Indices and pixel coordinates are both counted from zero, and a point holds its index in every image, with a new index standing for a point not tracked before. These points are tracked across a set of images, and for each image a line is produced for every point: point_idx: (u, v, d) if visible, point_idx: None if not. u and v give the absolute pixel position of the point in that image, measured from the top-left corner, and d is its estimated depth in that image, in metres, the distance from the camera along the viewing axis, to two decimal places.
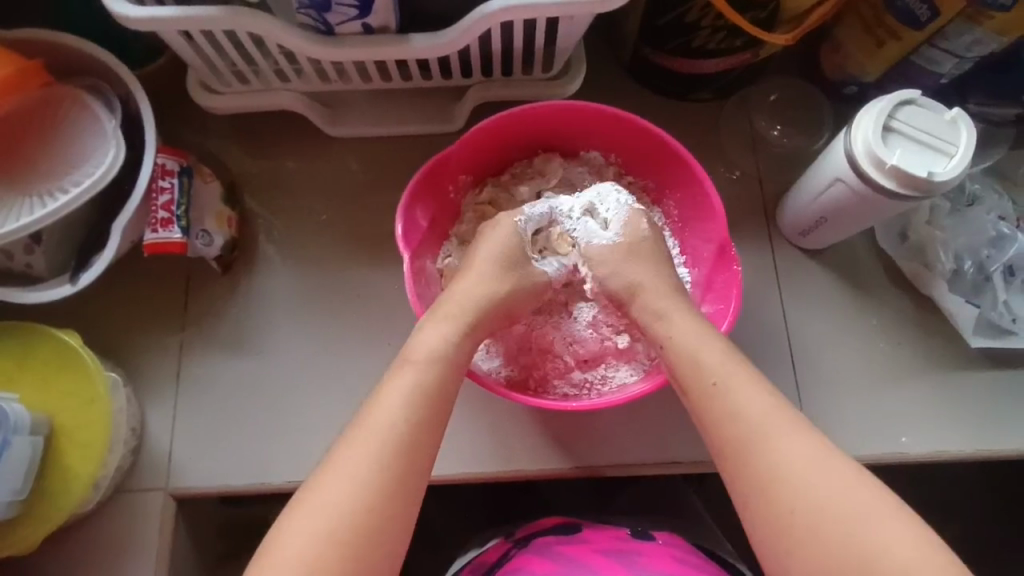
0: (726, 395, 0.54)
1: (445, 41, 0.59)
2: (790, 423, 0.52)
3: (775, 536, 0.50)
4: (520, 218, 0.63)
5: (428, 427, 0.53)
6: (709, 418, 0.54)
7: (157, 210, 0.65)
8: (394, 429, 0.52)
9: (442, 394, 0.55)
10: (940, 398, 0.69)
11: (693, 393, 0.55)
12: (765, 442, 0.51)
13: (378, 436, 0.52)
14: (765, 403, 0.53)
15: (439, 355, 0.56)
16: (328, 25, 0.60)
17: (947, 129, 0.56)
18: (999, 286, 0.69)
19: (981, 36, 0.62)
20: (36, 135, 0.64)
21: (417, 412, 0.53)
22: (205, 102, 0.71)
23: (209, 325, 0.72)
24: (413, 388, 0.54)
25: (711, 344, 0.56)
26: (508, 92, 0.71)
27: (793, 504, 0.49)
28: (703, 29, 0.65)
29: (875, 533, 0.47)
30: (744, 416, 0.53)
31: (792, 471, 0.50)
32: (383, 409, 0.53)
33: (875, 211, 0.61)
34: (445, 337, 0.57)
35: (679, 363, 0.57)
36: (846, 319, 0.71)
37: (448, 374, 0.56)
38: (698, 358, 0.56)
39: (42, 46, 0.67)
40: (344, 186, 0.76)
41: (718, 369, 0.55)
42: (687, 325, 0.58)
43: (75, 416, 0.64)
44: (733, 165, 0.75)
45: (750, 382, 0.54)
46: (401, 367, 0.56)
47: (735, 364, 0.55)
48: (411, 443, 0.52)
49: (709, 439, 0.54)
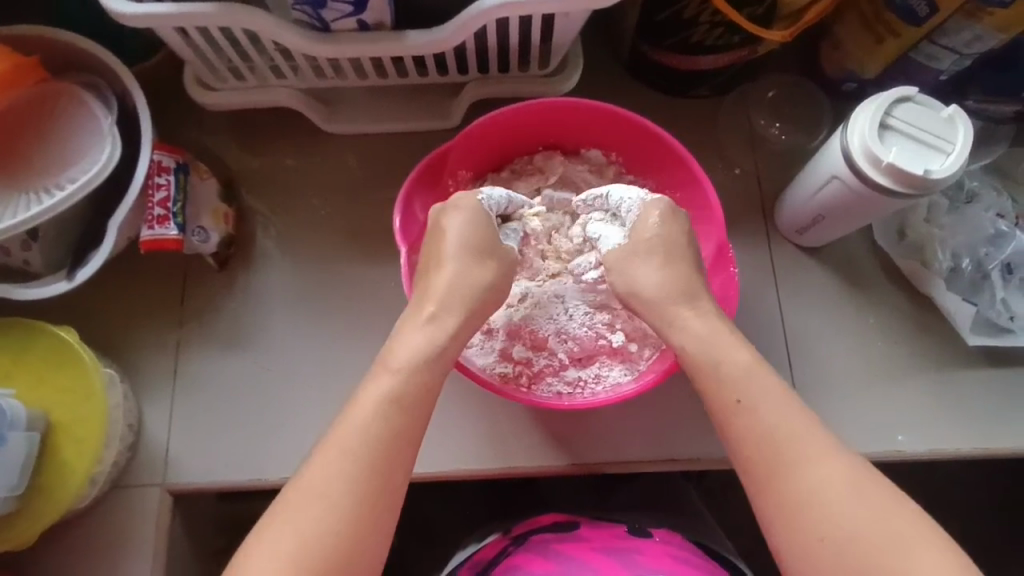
0: (751, 415, 0.53)
1: (441, 37, 0.59)
2: (818, 446, 0.51)
3: (801, 553, 0.50)
4: (481, 197, 0.63)
5: (407, 434, 0.53)
6: (731, 431, 0.54)
7: (153, 207, 0.66)
8: (367, 439, 0.52)
9: (419, 399, 0.55)
10: (937, 397, 0.69)
11: (715, 409, 0.55)
12: (794, 465, 0.51)
13: (353, 443, 0.52)
14: (790, 417, 0.52)
15: (418, 359, 0.56)
16: (323, 22, 0.60)
17: (944, 127, 0.55)
18: (997, 284, 0.68)
19: (981, 33, 0.62)
20: (33, 131, 0.64)
21: (389, 422, 0.53)
22: (201, 98, 0.71)
23: (207, 321, 0.73)
24: (387, 399, 0.54)
25: (734, 357, 0.55)
26: (505, 89, 0.71)
27: (822, 530, 0.49)
28: (700, 25, 0.65)
29: (906, 560, 0.47)
30: (768, 430, 0.52)
31: (822, 497, 0.50)
32: (359, 416, 0.53)
33: (870, 209, 0.61)
34: (426, 343, 0.57)
35: (700, 373, 0.56)
36: (843, 316, 0.71)
37: (427, 380, 0.56)
38: (718, 372, 0.55)
39: (38, 41, 0.67)
40: (342, 183, 0.76)
41: (744, 387, 0.54)
42: (701, 331, 0.57)
43: (71, 412, 0.64)
44: (732, 163, 0.75)
45: (773, 392, 0.54)
46: (379, 376, 0.56)
47: (761, 380, 0.54)
48: (384, 446, 0.52)
49: (732, 452, 0.54)
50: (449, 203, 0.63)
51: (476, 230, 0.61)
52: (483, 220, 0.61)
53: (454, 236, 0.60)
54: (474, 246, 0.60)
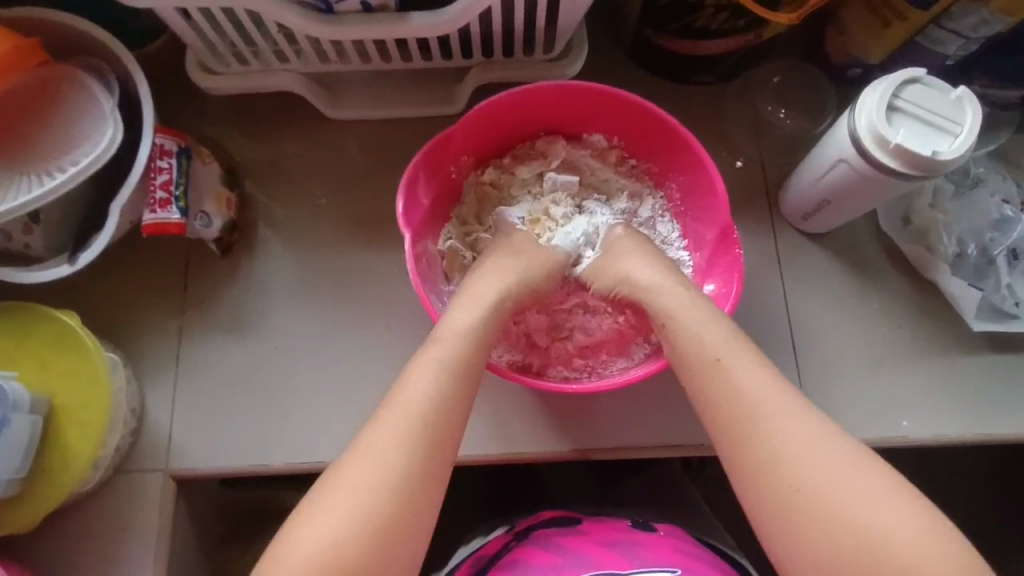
0: (727, 371, 0.53)
1: (446, 19, 0.58)
2: (790, 403, 0.51)
3: (777, 511, 0.49)
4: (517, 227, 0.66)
5: (456, 414, 0.53)
6: (707, 397, 0.54)
7: (155, 190, 0.65)
8: (421, 414, 0.52)
9: (468, 376, 0.55)
10: (941, 383, 0.69)
11: (691, 370, 0.55)
12: (767, 421, 0.51)
13: (408, 415, 0.52)
14: (770, 384, 0.52)
15: (464, 337, 0.56)
16: (328, 3, 0.60)
17: (952, 108, 0.55)
18: (1003, 269, 0.68)
19: (987, 17, 0.62)
20: (34, 114, 0.64)
21: (442, 395, 0.53)
22: (204, 83, 0.71)
23: (209, 306, 0.72)
24: (441, 372, 0.54)
25: (716, 323, 0.56)
26: (509, 74, 0.71)
27: (797, 484, 0.49)
28: (706, 9, 0.64)
29: (878, 512, 0.47)
30: (746, 396, 0.52)
31: (795, 452, 0.49)
32: (414, 392, 0.53)
33: (877, 192, 0.61)
34: (470, 323, 0.57)
35: (682, 342, 0.56)
36: (847, 302, 0.71)
37: (474, 361, 0.55)
38: (702, 334, 0.55)
39: (38, 23, 0.66)
40: (344, 168, 0.76)
41: (720, 345, 0.54)
42: (696, 310, 0.57)
43: (76, 397, 0.63)
44: (736, 150, 0.74)
45: (751, 358, 0.54)
46: (435, 346, 0.55)
47: (738, 342, 0.55)
48: (438, 425, 0.52)
49: (709, 418, 0.54)
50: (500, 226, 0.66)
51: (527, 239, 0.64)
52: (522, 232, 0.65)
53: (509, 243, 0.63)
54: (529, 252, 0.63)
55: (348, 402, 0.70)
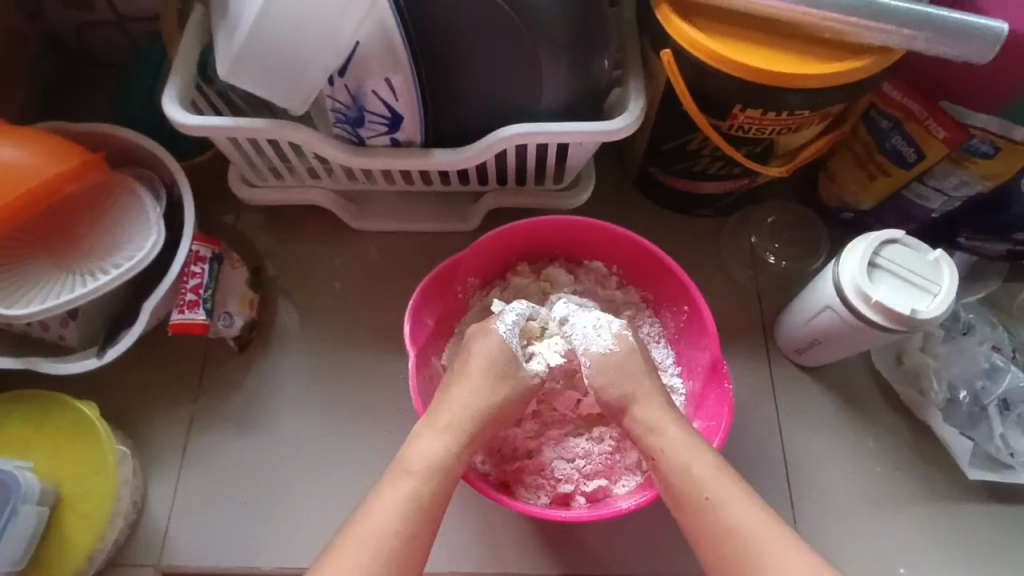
0: (720, 511, 0.54)
1: (463, 157, 0.65)
2: (785, 542, 0.52)
3: None
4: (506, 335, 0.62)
5: (420, 545, 0.54)
6: (703, 530, 0.54)
7: (186, 292, 0.71)
8: (383, 543, 0.53)
9: (429, 507, 0.55)
10: (938, 530, 0.68)
11: (683, 506, 0.55)
12: (760, 562, 0.51)
13: (365, 548, 0.52)
14: (763, 521, 0.53)
15: (438, 466, 0.57)
16: (360, 138, 0.66)
17: (928, 269, 0.59)
18: (995, 419, 0.69)
19: (966, 179, 0.66)
20: (87, 218, 0.70)
21: (403, 528, 0.53)
22: (242, 194, 0.77)
23: (219, 401, 0.75)
24: (407, 503, 0.54)
25: (701, 458, 0.56)
26: (521, 200, 0.76)
27: None
28: (703, 157, 0.70)
29: None
30: (740, 529, 0.52)
31: None
32: (370, 523, 0.53)
33: (865, 338, 0.63)
34: (441, 452, 0.57)
35: (669, 478, 0.56)
36: (842, 438, 0.72)
37: (440, 487, 0.56)
38: (690, 472, 0.56)
39: (100, 138, 0.74)
40: (363, 276, 0.81)
41: (712, 484, 0.55)
42: (683, 439, 0.57)
43: (80, 487, 0.66)
44: (734, 280, 0.78)
45: (747, 496, 0.54)
46: (397, 479, 0.56)
47: (731, 481, 0.55)
48: (393, 558, 0.52)
49: (703, 554, 0.54)
50: (477, 327, 0.64)
51: (495, 357, 0.61)
52: (507, 345, 0.62)
53: (481, 357, 0.61)
54: (499, 365, 0.61)
55: (345, 508, 0.71)
